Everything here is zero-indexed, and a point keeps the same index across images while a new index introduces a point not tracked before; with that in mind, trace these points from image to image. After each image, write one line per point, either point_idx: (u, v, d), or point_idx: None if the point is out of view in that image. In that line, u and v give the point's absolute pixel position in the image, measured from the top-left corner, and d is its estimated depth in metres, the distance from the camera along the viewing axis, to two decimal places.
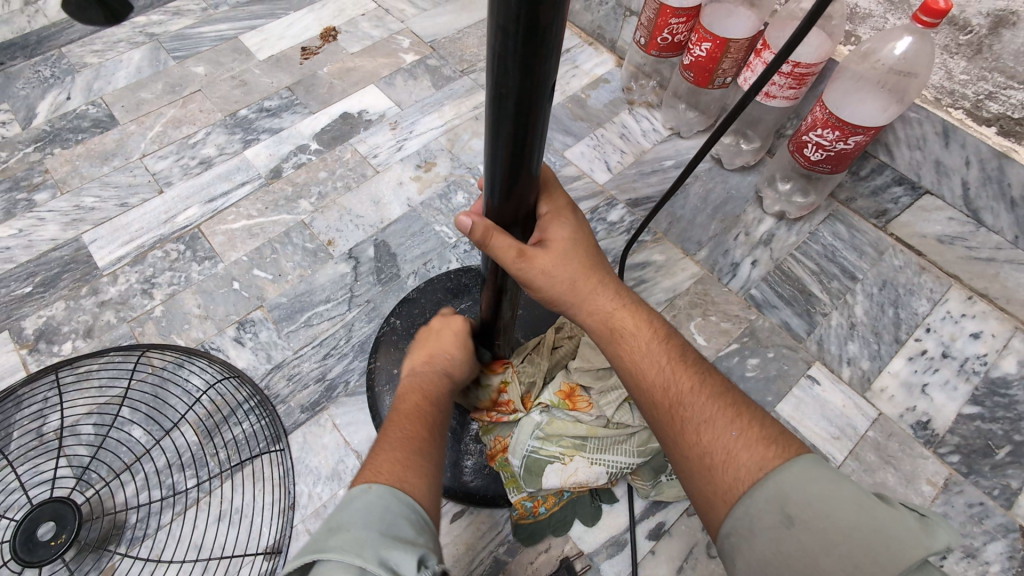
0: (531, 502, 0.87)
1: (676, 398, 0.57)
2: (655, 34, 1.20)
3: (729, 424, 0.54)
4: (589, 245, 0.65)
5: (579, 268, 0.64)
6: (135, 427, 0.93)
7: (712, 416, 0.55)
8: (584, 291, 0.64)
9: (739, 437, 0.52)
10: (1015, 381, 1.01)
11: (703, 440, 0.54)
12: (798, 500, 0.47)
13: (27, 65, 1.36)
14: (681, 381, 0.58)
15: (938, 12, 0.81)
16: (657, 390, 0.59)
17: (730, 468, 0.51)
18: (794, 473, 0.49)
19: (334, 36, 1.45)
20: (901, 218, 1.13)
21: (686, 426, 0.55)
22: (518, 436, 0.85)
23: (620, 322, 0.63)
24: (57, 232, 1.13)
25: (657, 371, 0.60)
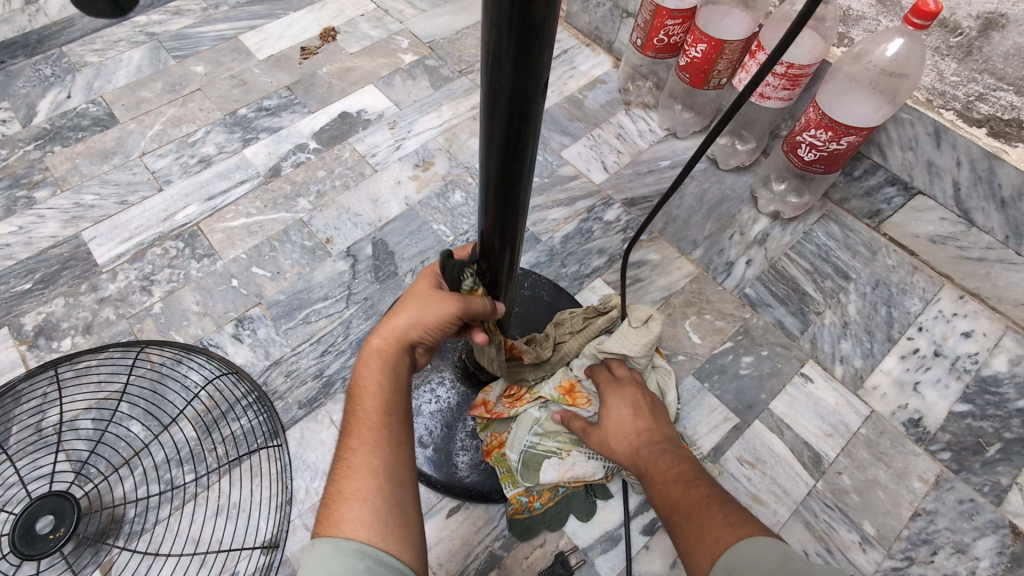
0: (527, 498, 0.88)
1: (672, 501, 0.63)
2: (651, 36, 1.21)
3: (703, 507, 0.59)
4: (643, 412, 0.80)
5: (630, 430, 0.78)
6: (134, 423, 0.94)
7: (691, 510, 0.60)
8: (627, 448, 0.76)
9: (708, 523, 0.57)
10: (1005, 379, 1.02)
11: (683, 526, 0.59)
12: (744, 561, 0.51)
13: (28, 64, 1.37)
14: (675, 489, 0.64)
15: (929, 14, 0.82)
16: (661, 497, 0.65)
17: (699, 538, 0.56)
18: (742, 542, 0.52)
19: (334, 37, 1.46)
20: (894, 219, 1.14)
21: (676, 517, 0.61)
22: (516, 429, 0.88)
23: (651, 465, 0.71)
24: (57, 229, 1.14)
25: (659, 485, 0.67)
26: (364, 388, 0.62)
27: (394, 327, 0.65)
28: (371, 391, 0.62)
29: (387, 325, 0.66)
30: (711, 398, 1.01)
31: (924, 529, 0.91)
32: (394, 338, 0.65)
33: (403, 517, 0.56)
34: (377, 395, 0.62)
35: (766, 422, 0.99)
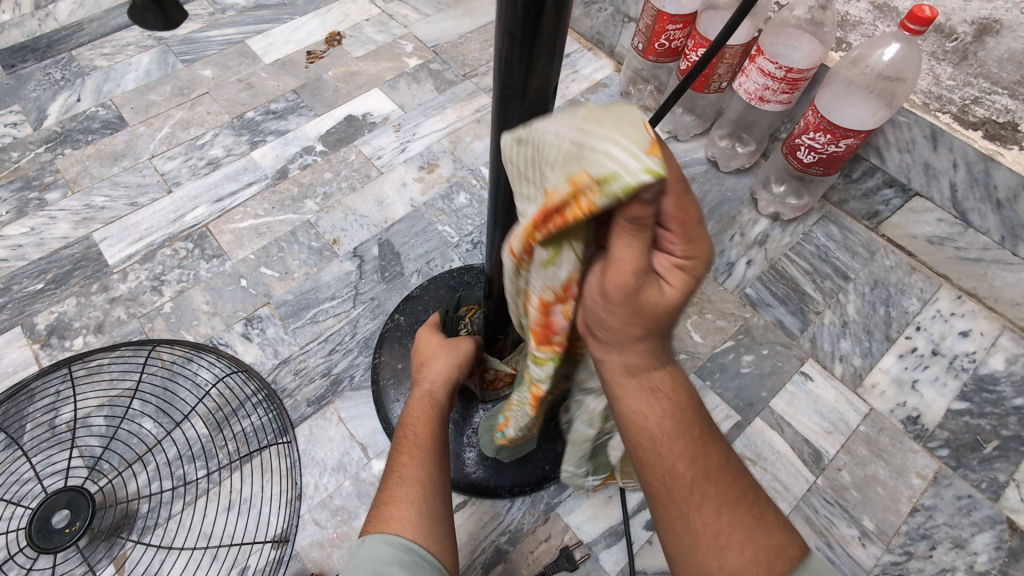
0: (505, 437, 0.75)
1: (700, 473, 0.49)
2: (653, 40, 1.23)
3: (748, 506, 0.49)
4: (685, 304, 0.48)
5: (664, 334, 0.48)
6: (147, 419, 0.96)
7: (731, 505, 0.49)
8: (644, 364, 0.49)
9: (757, 530, 0.49)
10: (1003, 378, 1.04)
11: (721, 521, 0.48)
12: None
13: (38, 68, 1.39)
14: (703, 455, 0.50)
15: (924, 20, 0.84)
16: (675, 460, 0.49)
17: (745, 548, 0.47)
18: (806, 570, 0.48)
19: (339, 41, 1.48)
20: (892, 220, 1.16)
21: (704, 501, 0.49)
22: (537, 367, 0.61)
23: (663, 391, 0.50)
24: (68, 230, 1.16)
25: (676, 437, 0.50)
26: (415, 417, 0.68)
27: (436, 374, 0.73)
28: (422, 416, 0.68)
29: (431, 371, 0.74)
30: (712, 395, 1.03)
31: (923, 524, 0.92)
32: (439, 382, 0.72)
33: (447, 524, 0.60)
34: (428, 422, 0.68)
35: (768, 419, 1.01)
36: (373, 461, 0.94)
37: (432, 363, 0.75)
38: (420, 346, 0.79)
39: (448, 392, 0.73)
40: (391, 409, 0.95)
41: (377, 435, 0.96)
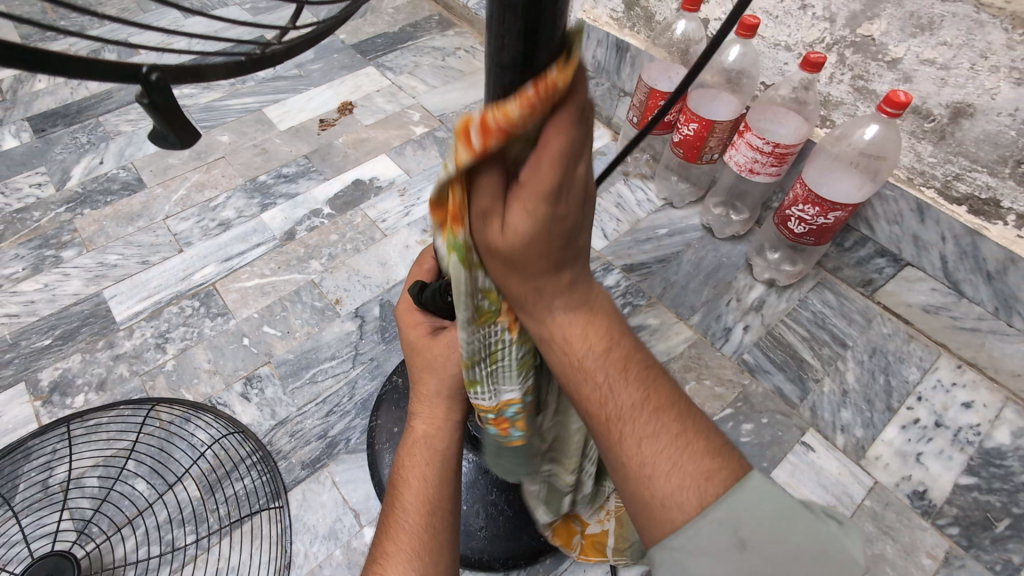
0: (498, 426, 0.64)
1: (616, 413, 0.50)
2: (646, 114, 1.29)
3: (670, 436, 0.49)
4: (563, 230, 0.43)
5: (549, 261, 0.45)
6: (139, 481, 0.95)
7: (655, 433, 0.49)
8: (541, 298, 0.49)
9: (691, 460, 0.47)
10: (1010, 452, 1.02)
11: (640, 454, 0.48)
12: (752, 522, 0.45)
13: (66, 132, 1.48)
14: (616, 392, 0.50)
15: (899, 104, 0.89)
16: (594, 401, 0.51)
17: (672, 479, 0.47)
18: (750, 485, 0.46)
19: (351, 110, 1.57)
20: (887, 288, 1.18)
21: (624, 438, 0.49)
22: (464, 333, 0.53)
23: (566, 336, 0.50)
24: (80, 287, 1.19)
25: (582, 383, 0.51)
26: (406, 483, 0.63)
27: (436, 408, 0.67)
28: (415, 483, 0.63)
29: (424, 414, 0.67)
30: None
31: None
32: (438, 424, 0.66)
33: None
34: (420, 490, 0.62)
35: None
36: (365, 528, 0.92)
37: (426, 395, 0.68)
38: (407, 331, 0.70)
39: (449, 431, 0.66)
40: (385, 474, 0.95)
41: (370, 501, 0.95)
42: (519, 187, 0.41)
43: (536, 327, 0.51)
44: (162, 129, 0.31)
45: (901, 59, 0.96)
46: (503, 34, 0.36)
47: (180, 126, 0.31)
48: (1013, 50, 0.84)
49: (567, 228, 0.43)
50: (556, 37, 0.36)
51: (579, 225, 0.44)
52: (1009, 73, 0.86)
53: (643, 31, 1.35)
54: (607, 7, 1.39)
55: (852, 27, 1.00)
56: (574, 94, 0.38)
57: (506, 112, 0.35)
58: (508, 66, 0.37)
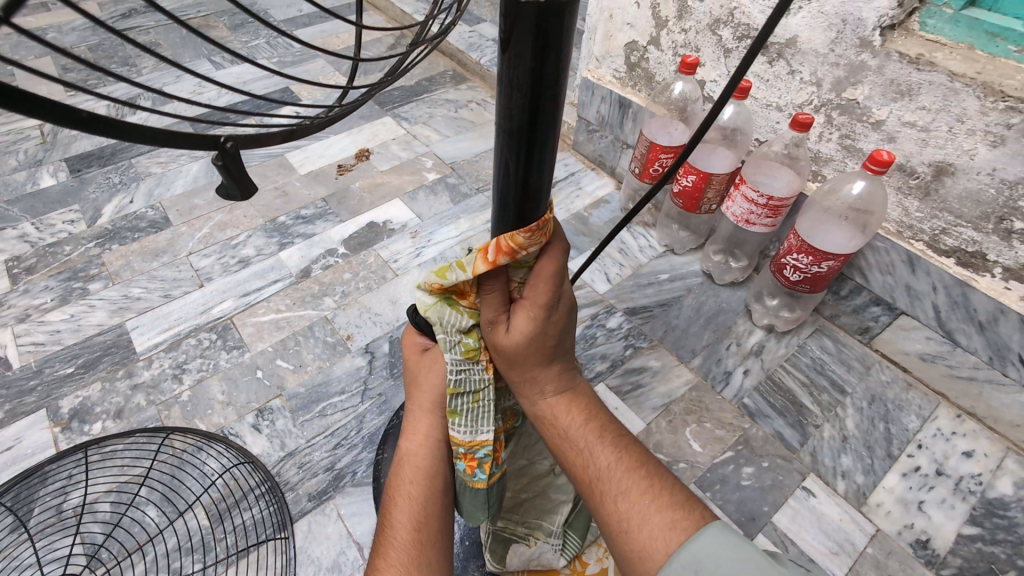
0: (467, 461, 0.70)
1: (596, 474, 0.60)
2: (648, 166, 1.36)
3: (642, 492, 0.57)
4: (550, 333, 0.61)
5: (542, 354, 0.62)
6: (151, 507, 0.97)
7: (628, 486, 0.58)
8: (535, 388, 0.64)
9: (662, 512, 0.56)
10: (1013, 503, 1.02)
11: (618, 510, 0.57)
12: (712, 564, 0.52)
13: (100, 172, 1.57)
14: (597, 455, 0.61)
15: (883, 162, 0.95)
16: (577, 466, 0.62)
17: (643, 532, 0.55)
18: (709, 533, 0.53)
19: (368, 156, 1.66)
20: (884, 335, 1.21)
21: (604, 496, 0.59)
22: (454, 363, 0.67)
23: (556, 411, 0.64)
24: (104, 318, 1.25)
25: (569, 449, 0.63)
26: (397, 500, 0.68)
27: (421, 421, 0.73)
28: (407, 499, 0.68)
29: (414, 435, 0.72)
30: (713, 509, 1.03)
31: None
32: (427, 443, 0.71)
33: None
34: (411, 510, 0.67)
35: (770, 536, 1.00)
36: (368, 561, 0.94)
37: (415, 413, 0.73)
38: (407, 351, 0.77)
39: (435, 452, 0.71)
40: None
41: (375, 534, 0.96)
42: (524, 301, 0.60)
43: (533, 407, 0.65)
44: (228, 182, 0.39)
45: (884, 121, 1.03)
46: (512, 90, 0.42)
47: (243, 180, 0.39)
48: (987, 116, 0.91)
49: (556, 328, 0.61)
50: (554, 128, 0.45)
51: (563, 326, 0.62)
52: (984, 136, 0.93)
53: (643, 90, 1.45)
54: (609, 68, 1.50)
55: (838, 91, 1.08)
56: (555, 240, 0.58)
57: (515, 239, 0.53)
58: (515, 134, 0.45)
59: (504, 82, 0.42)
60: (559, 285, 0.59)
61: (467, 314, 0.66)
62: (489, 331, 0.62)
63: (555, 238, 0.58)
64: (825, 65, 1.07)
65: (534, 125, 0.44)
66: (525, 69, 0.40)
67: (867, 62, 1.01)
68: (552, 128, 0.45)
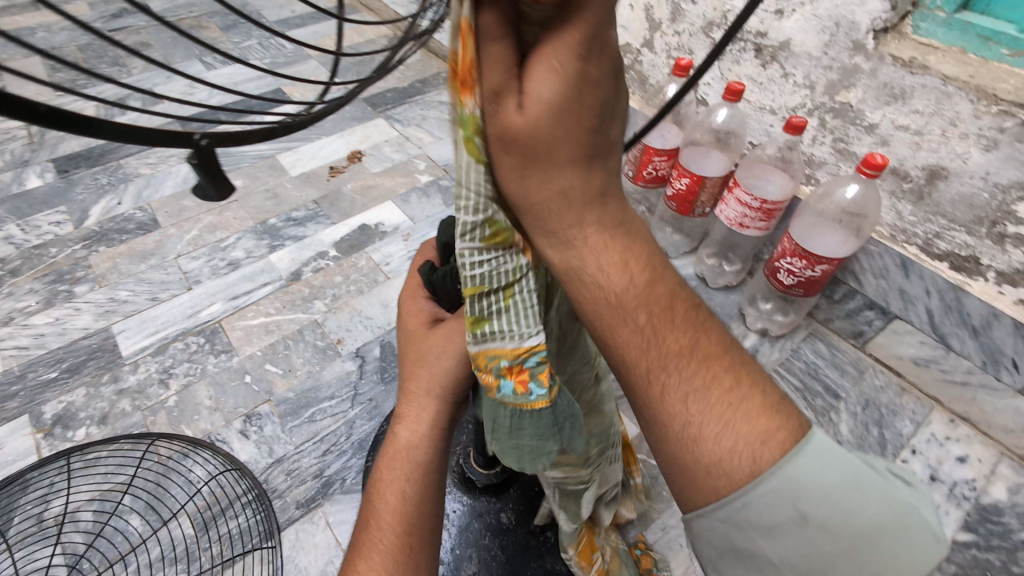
0: (515, 377, 0.49)
1: (657, 360, 0.43)
2: (641, 169, 1.36)
3: (723, 389, 0.42)
4: (586, 117, 0.39)
5: (574, 156, 0.40)
6: (134, 517, 0.95)
7: (704, 381, 0.42)
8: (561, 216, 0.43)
9: (751, 417, 0.41)
10: (1006, 509, 1.02)
11: (686, 411, 0.41)
12: (816, 490, 0.40)
13: (88, 174, 1.55)
14: (659, 335, 0.43)
15: (877, 166, 0.95)
16: (626, 346, 0.43)
17: (723, 443, 0.40)
18: (809, 449, 0.41)
19: (360, 158, 1.64)
20: (877, 339, 1.21)
21: (666, 392, 0.42)
22: (472, 253, 0.46)
23: (592, 260, 0.43)
24: (90, 321, 1.23)
25: (621, 322, 0.43)
26: (383, 495, 0.62)
27: (419, 405, 0.65)
28: (393, 497, 0.62)
29: (411, 419, 0.65)
30: None
31: None
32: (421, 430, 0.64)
33: None
34: (397, 511, 0.61)
35: None
36: None
37: (411, 393, 0.65)
38: (408, 318, 0.69)
39: (431, 443, 0.64)
40: None
41: None
42: (541, 53, 0.38)
43: (563, 251, 0.44)
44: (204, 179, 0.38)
45: (877, 124, 1.03)
46: None
47: (220, 176, 0.38)
48: (980, 119, 0.91)
49: (594, 100, 0.39)
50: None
51: (607, 109, 0.40)
52: (977, 140, 0.93)
53: (637, 93, 1.44)
54: None
55: (831, 94, 1.08)
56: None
57: None
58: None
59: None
60: (600, 24, 0.37)
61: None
62: (491, 107, 0.40)
63: None
64: (818, 68, 1.07)
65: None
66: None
67: (861, 65, 1.01)
68: None
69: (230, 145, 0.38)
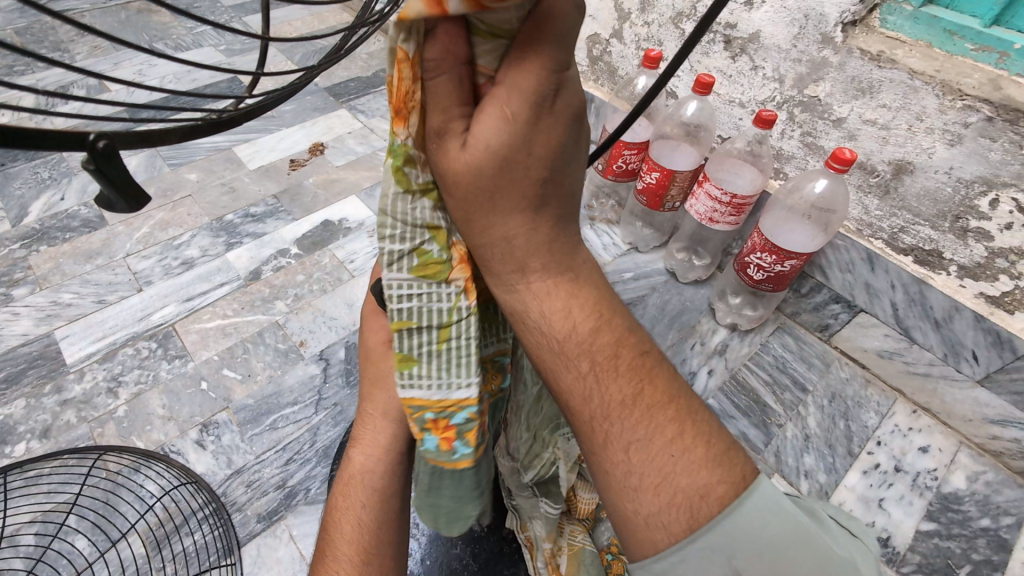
0: (442, 433, 0.55)
1: (602, 410, 0.47)
2: (611, 162, 1.33)
3: (665, 440, 0.45)
4: (529, 166, 0.44)
5: (517, 198, 0.45)
6: (80, 537, 0.90)
7: (646, 429, 0.46)
8: (509, 260, 0.49)
9: (690, 468, 0.45)
10: (966, 497, 1.05)
11: (627, 463, 0.45)
12: (751, 545, 0.43)
13: (27, 167, 1.45)
14: (603, 385, 0.47)
15: (845, 160, 0.94)
16: (575, 394, 0.48)
17: (661, 495, 0.44)
18: (750, 502, 0.44)
19: (322, 151, 1.58)
20: (842, 332, 1.22)
21: (611, 440, 0.46)
22: (402, 284, 0.51)
23: (541, 308, 0.49)
24: (30, 327, 1.15)
25: (565, 368, 0.49)
26: (347, 510, 0.62)
27: (377, 427, 0.66)
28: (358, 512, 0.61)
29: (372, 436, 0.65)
30: None
31: None
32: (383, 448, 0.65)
33: None
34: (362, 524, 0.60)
35: None
36: None
37: (372, 414, 0.67)
38: (368, 337, 0.70)
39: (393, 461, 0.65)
40: None
41: None
42: (495, 95, 0.42)
43: (510, 295, 0.50)
44: (113, 192, 0.33)
45: (845, 119, 1.03)
46: None
47: (133, 188, 0.34)
48: (945, 114, 0.92)
49: (539, 153, 0.44)
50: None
51: (553, 158, 0.45)
52: (942, 135, 0.93)
53: (606, 84, 1.42)
54: None
55: (800, 88, 1.07)
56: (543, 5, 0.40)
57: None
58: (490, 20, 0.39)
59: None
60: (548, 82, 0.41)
61: (426, 194, 0.49)
62: (435, 145, 0.45)
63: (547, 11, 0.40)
64: (787, 61, 1.06)
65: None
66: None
67: (829, 58, 1.01)
68: None
69: (144, 146, 0.34)
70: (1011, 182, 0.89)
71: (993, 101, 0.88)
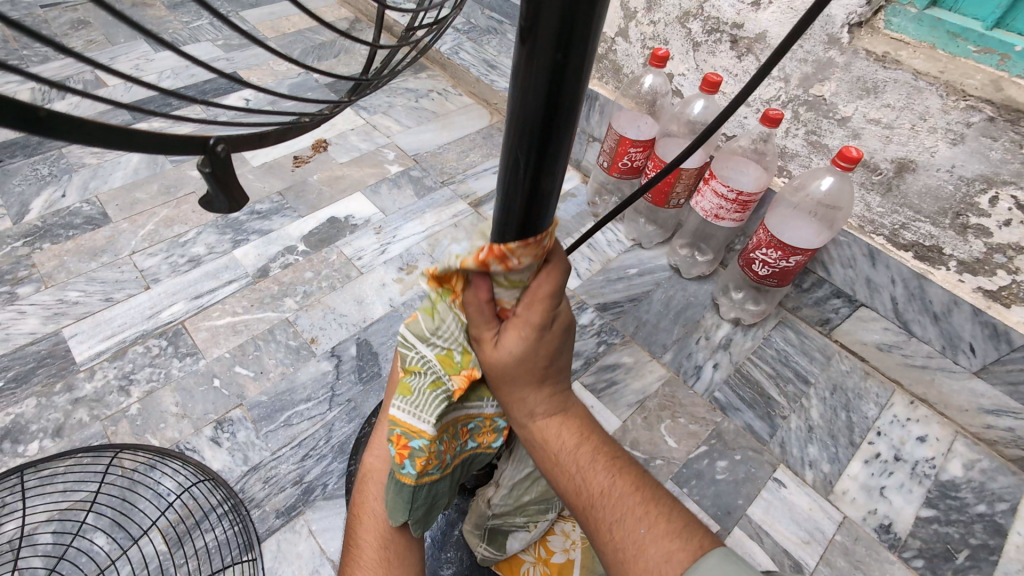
0: (399, 448, 0.64)
1: (590, 499, 0.57)
2: (616, 160, 1.33)
3: (639, 520, 0.55)
4: (539, 358, 0.57)
5: (529, 376, 0.59)
6: (99, 535, 0.90)
7: (623, 511, 0.55)
8: (520, 412, 0.62)
9: (659, 539, 0.53)
10: (963, 484, 1.08)
11: (614, 541, 0.55)
12: None
13: (26, 163, 1.43)
14: (589, 481, 0.58)
15: (851, 158, 0.97)
16: (570, 493, 0.59)
17: (639, 564, 0.52)
18: (712, 558, 0.51)
19: (325, 147, 1.58)
20: (843, 326, 1.25)
21: (602, 525, 0.56)
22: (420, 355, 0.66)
23: (546, 434, 0.61)
24: (37, 325, 1.14)
25: (560, 474, 0.60)
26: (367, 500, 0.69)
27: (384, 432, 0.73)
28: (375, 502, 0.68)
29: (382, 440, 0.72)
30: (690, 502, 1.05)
31: None
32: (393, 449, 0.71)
33: None
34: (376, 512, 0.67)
35: (746, 528, 1.02)
36: None
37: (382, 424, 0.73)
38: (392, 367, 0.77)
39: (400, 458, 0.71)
40: None
41: None
42: (513, 320, 0.55)
43: (521, 430, 0.63)
44: (217, 193, 0.37)
45: (850, 118, 1.06)
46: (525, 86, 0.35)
47: (236, 194, 0.38)
48: (948, 114, 0.95)
49: (549, 348, 0.57)
50: (564, 148, 0.39)
51: (556, 346, 0.58)
52: (945, 134, 0.96)
53: (610, 82, 1.43)
54: None
55: (805, 87, 1.09)
56: (553, 258, 0.53)
57: (506, 246, 0.46)
58: (523, 154, 0.39)
59: (515, 111, 0.37)
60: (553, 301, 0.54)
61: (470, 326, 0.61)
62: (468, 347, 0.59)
63: (552, 256, 0.53)
64: (793, 60, 1.08)
65: (548, 134, 0.37)
66: (536, 118, 0.36)
67: (835, 58, 1.03)
68: (570, 122, 0.37)
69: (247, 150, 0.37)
70: (1010, 180, 0.92)
71: (995, 102, 0.91)
